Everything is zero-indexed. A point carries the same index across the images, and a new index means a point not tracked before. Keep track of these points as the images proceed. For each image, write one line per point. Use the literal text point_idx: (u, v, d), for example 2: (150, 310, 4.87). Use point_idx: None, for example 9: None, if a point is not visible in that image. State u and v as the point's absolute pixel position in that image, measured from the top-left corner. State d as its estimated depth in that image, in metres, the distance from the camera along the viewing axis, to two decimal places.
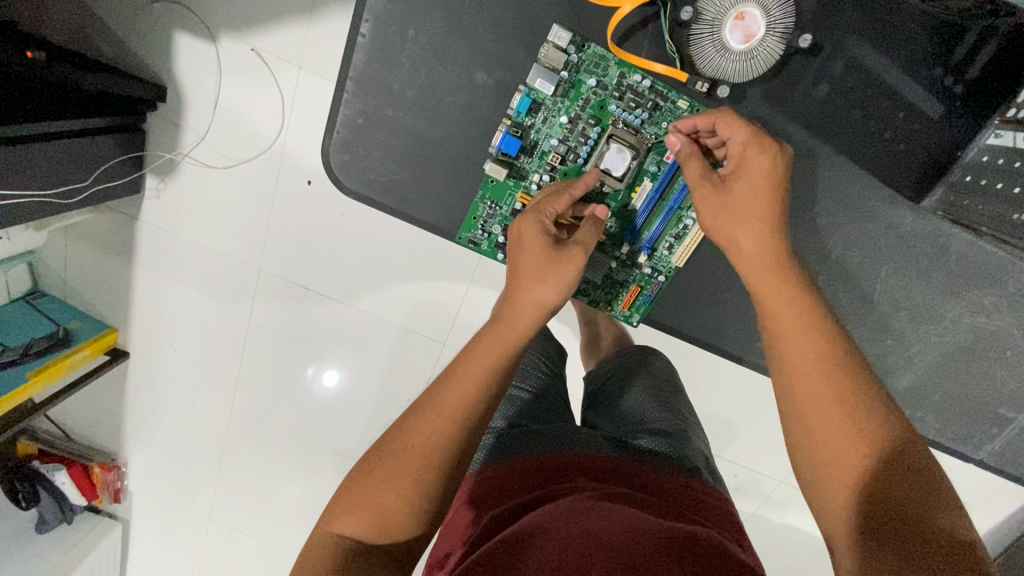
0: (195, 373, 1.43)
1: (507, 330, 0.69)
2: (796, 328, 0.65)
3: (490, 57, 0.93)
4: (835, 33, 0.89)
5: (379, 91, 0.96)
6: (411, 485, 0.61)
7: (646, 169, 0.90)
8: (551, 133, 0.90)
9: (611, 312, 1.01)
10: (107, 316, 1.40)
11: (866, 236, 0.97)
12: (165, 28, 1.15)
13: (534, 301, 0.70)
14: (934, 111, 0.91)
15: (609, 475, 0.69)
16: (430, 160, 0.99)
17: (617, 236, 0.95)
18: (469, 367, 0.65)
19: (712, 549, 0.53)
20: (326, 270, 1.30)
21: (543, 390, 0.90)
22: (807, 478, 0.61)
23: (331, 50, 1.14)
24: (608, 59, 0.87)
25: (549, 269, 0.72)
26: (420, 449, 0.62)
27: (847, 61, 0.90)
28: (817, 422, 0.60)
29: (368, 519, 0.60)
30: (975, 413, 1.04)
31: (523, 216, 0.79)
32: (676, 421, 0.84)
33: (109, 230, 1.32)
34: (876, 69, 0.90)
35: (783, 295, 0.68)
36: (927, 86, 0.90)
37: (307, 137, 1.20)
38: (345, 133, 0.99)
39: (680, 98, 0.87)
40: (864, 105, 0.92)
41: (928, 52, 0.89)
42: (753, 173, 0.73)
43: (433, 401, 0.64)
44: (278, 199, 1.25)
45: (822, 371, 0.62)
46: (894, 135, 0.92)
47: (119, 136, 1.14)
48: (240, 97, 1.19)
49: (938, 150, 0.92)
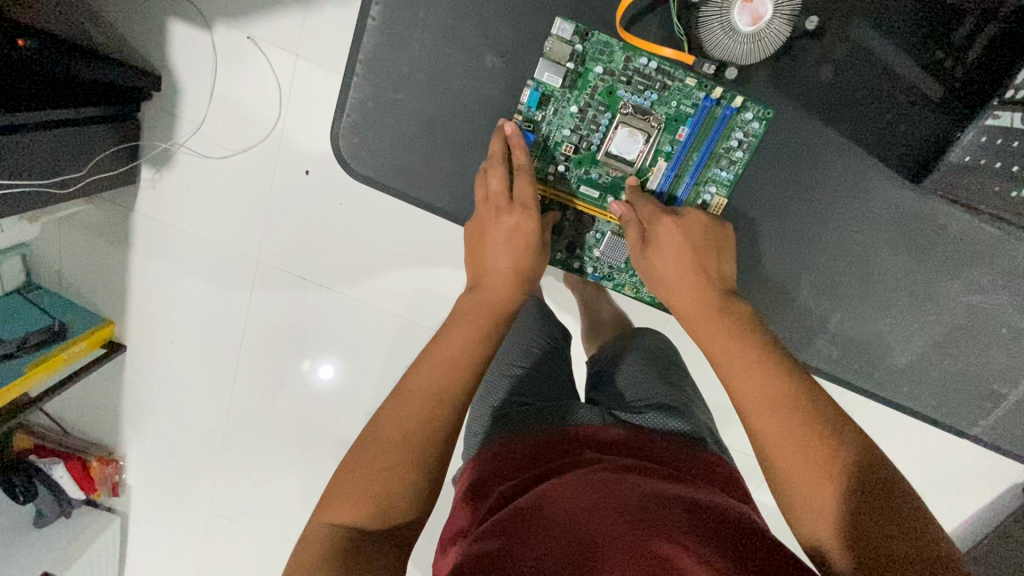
0: (194, 361, 1.42)
1: (440, 377, 0.68)
2: (732, 359, 0.72)
3: (498, 38, 0.87)
4: (838, 16, 0.85)
5: (388, 73, 0.89)
6: (404, 464, 0.63)
7: (660, 150, 0.87)
8: (563, 124, 0.87)
9: (637, 295, 0.97)
10: (105, 309, 1.40)
11: (906, 225, 0.91)
12: (159, 17, 1.15)
13: (460, 351, 0.70)
14: (934, 93, 0.87)
15: (613, 448, 0.70)
16: (438, 144, 0.93)
17: None
18: (442, 361, 0.69)
19: (744, 526, 0.55)
20: (326, 259, 1.30)
21: (542, 364, 0.89)
22: (791, 509, 0.64)
23: (330, 38, 1.13)
24: (613, 45, 0.83)
25: (522, 266, 0.79)
26: (407, 435, 0.65)
27: (849, 43, 0.86)
28: (774, 443, 0.66)
29: (367, 501, 0.61)
30: (988, 404, 0.98)
31: (486, 210, 0.81)
32: (679, 396, 0.84)
33: (103, 221, 1.31)
34: (876, 50, 0.86)
35: (719, 338, 0.74)
36: (928, 68, 0.86)
37: (307, 122, 1.19)
38: (354, 117, 0.92)
39: (688, 75, 0.83)
40: (866, 87, 0.87)
41: (931, 35, 0.85)
42: (666, 241, 0.80)
43: (413, 388, 0.67)
44: (277, 189, 1.24)
45: (764, 392, 0.68)
46: (894, 116, 0.87)
47: (112, 125, 1.13)
48: (238, 83, 1.18)
49: (937, 131, 0.87)
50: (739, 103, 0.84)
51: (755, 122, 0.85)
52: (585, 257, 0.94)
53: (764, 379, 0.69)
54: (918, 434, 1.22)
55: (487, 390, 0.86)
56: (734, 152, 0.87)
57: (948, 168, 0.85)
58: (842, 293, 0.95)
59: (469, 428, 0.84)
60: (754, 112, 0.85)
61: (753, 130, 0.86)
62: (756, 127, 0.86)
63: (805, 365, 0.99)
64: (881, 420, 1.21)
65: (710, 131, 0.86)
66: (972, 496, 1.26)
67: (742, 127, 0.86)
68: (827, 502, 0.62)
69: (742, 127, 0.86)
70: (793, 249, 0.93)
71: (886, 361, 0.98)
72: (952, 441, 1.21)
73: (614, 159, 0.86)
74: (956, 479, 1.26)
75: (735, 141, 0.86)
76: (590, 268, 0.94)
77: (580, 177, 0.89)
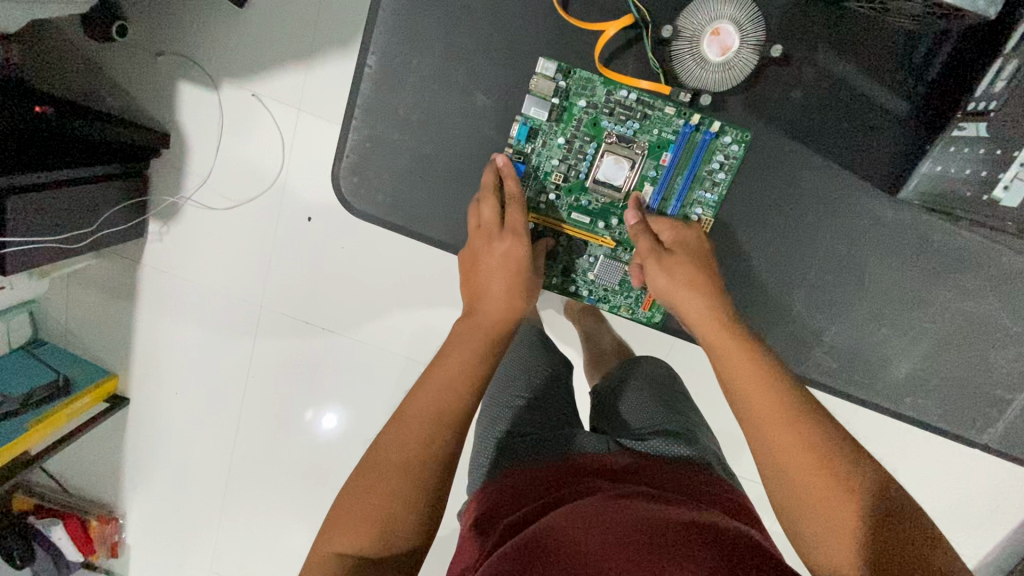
0: (197, 411, 1.41)
1: (442, 398, 0.68)
2: (749, 374, 0.71)
3: (488, 81, 0.92)
4: (803, 46, 0.89)
5: (385, 117, 0.94)
6: (406, 492, 0.62)
7: (645, 175, 0.90)
8: (551, 155, 0.91)
9: (633, 316, 0.98)
10: (108, 362, 1.41)
11: (897, 240, 0.93)
12: (170, 80, 1.21)
13: (462, 374, 0.70)
14: (900, 110, 0.90)
15: (618, 475, 0.68)
16: (435, 182, 0.96)
17: (627, 241, 0.93)
18: (442, 384, 0.69)
19: (753, 549, 0.54)
20: (328, 301, 1.31)
21: (543, 392, 0.89)
22: (807, 536, 0.64)
23: (332, 93, 1.19)
24: (594, 80, 0.88)
25: (518, 292, 0.79)
26: (408, 462, 0.64)
27: (817, 70, 0.89)
28: (792, 467, 0.65)
29: (369, 529, 0.61)
30: (1001, 418, 0.97)
31: (480, 237, 0.82)
32: (682, 421, 0.84)
33: (110, 274, 1.35)
34: (843, 74, 0.89)
35: (740, 356, 0.73)
36: (892, 87, 0.89)
37: (309, 170, 1.24)
38: (354, 158, 0.96)
39: (667, 104, 0.88)
40: (836, 109, 0.90)
41: (892, 57, 0.89)
42: (686, 256, 0.83)
43: (413, 412, 0.67)
44: (281, 235, 1.28)
45: (784, 415, 0.68)
46: (866, 134, 0.91)
47: (123, 183, 1.18)
48: (243, 137, 1.23)
49: (907, 147, 0.90)
50: (717, 127, 0.88)
51: (734, 145, 0.89)
52: (579, 281, 0.95)
53: (779, 398, 0.69)
54: (936, 452, 1.20)
55: (491, 420, 0.86)
56: (716, 174, 0.91)
57: (923, 178, 0.88)
58: (841, 308, 0.96)
59: (473, 458, 0.83)
60: (732, 135, 0.89)
61: (733, 153, 0.90)
62: (735, 150, 0.90)
63: (810, 382, 0.99)
64: (896, 438, 1.19)
65: (691, 156, 0.89)
66: (1001, 516, 1.22)
67: (721, 150, 0.90)
68: (846, 524, 0.61)
69: (722, 151, 0.90)
70: (787, 267, 0.95)
71: (887, 373, 0.97)
72: (970, 458, 1.19)
73: (601, 185, 0.89)
74: (982, 499, 1.22)
75: (716, 163, 0.90)
76: (585, 291, 0.96)
77: (571, 204, 0.92)
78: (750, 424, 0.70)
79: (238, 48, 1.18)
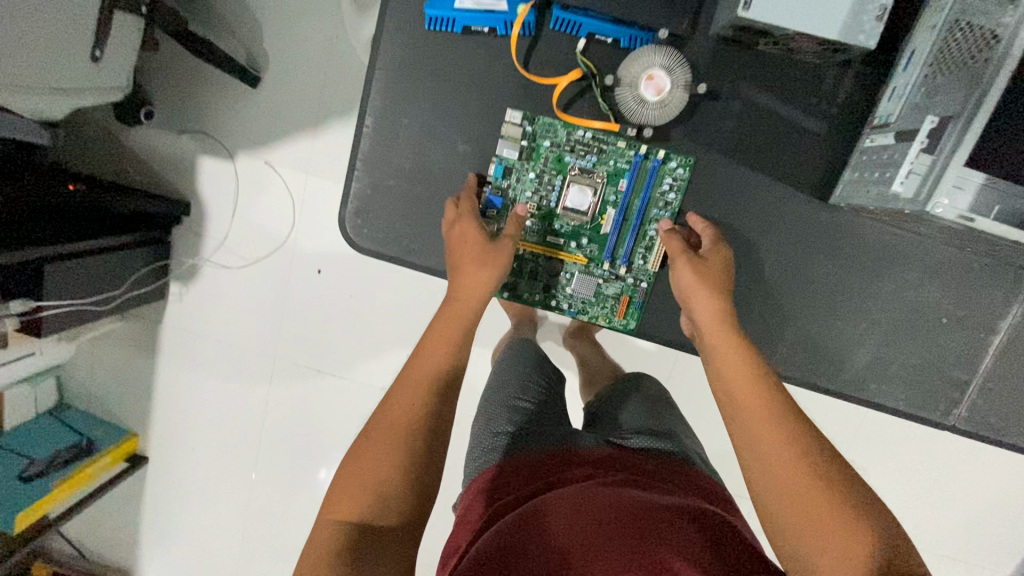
0: (214, 466, 1.46)
1: (428, 365, 0.78)
2: (748, 379, 0.77)
3: (472, 131, 1.01)
4: (727, 81, 0.96)
5: (382, 171, 1.04)
6: (405, 452, 0.69)
7: (606, 201, 0.99)
8: (524, 188, 1.00)
9: (611, 326, 1.05)
10: (129, 422, 1.48)
11: (872, 247, 0.97)
12: (191, 155, 1.35)
13: (444, 346, 0.80)
14: (818, 128, 0.96)
15: (602, 464, 0.73)
16: (430, 225, 1.05)
17: (596, 257, 1.01)
18: (430, 355, 0.79)
19: (730, 536, 0.58)
20: (337, 348, 1.38)
21: (546, 403, 0.92)
22: (783, 532, 0.66)
23: (336, 155, 1.31)
24: (556, 124, 0.98)
25: (481, 258, 0.87)
26: (404, 426, 0.71)
27: (742, 101, 0.96)
28: (775, 465, 0.69)
29: (373, 489, 0.67)
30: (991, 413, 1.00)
31: (461, 251, 0.88)
32: (666, 424, 0.88)
33: (131, 337, 1.43)
34: (765, 103, 0.96)
35: (741, 361, 0.80)
36: (808, 109, 0.96)
37: (317, 225, 1.34)
38: (358, 203, 1.05)
39: (619, 138, 0.97)
40: (761, 133, 0.97)
41: (804, 84, 0.95)
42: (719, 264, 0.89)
43: (405, 384, 0.76)
44: (292, 287, 1.37)
45: (772, 418, 0.73)
46: (791, 152, 0.97)
47: (147, 249, 1.29)
48: (257, 200, 1.35)
49: (828, 163, 0.96)
50: (662, 155, 0.96)
51: (679, 169, 0.97)
52: (559, 295, 1.03)
53: (770, 403, 0.74)
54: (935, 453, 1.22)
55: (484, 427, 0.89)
56: (667, 196, 0.98)
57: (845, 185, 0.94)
58: (827, 312, 1.00)
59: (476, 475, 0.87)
60: (677, 161, 0.97)
61: (678, 176, 0.97)
62: (681, 173, 0.97)
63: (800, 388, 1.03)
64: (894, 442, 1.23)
65: (644, 181, 0.98)
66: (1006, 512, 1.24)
67: (669, 174, 0.97)
68: (823, 522, 0.64)
69: (670, 175, 0.98)
70: (769, 278, 0.99)
71: (851, 360, 1.01)
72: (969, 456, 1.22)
73: (570, 212, 0.98)
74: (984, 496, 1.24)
75: (665, 186, 0.98)
76: (565, 304, 1.03)
77: (545, 229, 1.00)
78: (742, 422, 0.75)
79: (251, 123, 1.32)
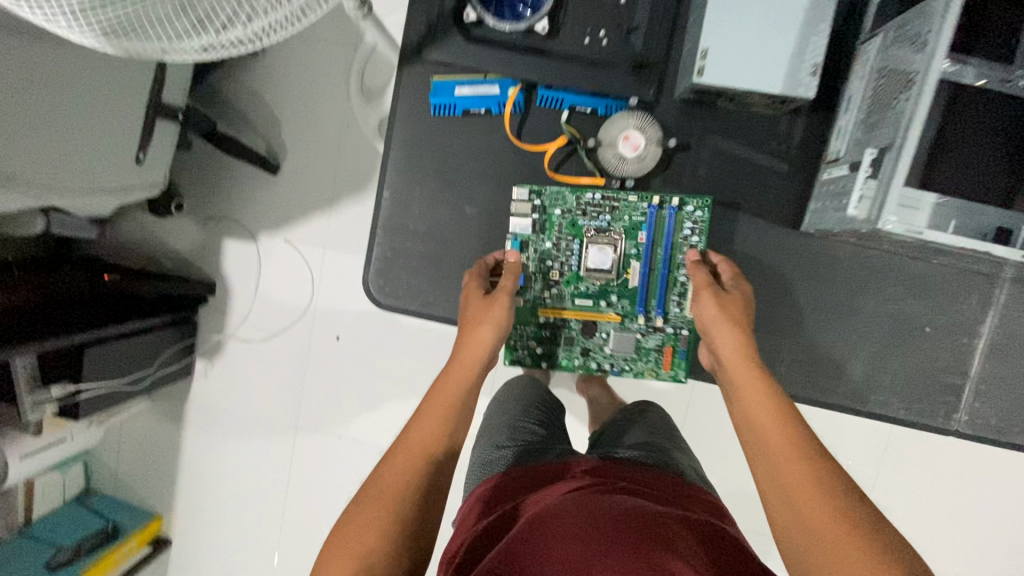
0: (238, 543, 1.47)
1: (424, 423, 0.79)
2: (759, 399, 0.80)
3: (476, 196, 1.12)
4: (695, 133, 1.06)
5: (395, 239, 1.13)
6: (397, 507, 0.71)
7: (630, 254, 1.03)
8: (545, 258, 1.05)
9: (659, 377, 1.07)
10: (153, 504, 1.49)
11: (853, 271, 1.04)
12: (217, 240, 1.46)
13: (441, 400, 0.82)
14: (782, 167, 1.05)
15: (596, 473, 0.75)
16: (442, 284, 1.13)
17: (630, 312, 1.04)
18: (429, 410, 0.81)
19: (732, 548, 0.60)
20: (357, 414, 1.43)
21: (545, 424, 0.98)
22: (799, 551, 0.67)
23: (350, 229, 1.42)
24: (564, 191, 1.04)
25: (479, 306, 0.92)
26: (399, 482, 0.73)
27: (711, 149, 1.06)
28: (786, 482, 0.72)
29: (356, 554, 0.66)
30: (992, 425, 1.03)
31: (468, 305, 0.94)
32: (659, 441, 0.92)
33: (158, 418, 1.48)
34: (732, 149, 1.06)
35: (752, 382, 0.82)
36: (771, 151, 1.05)
37: (334, 295, 1.42)
38: (379, 264, 1.13)
39: (630, 194, 1.02)
40: (732, 176, 1.06)
41: (763, 131, 1.05)
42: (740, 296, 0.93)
43: (405, 440, 0.78)
44: (312, 356, 1.43)
45: (784, 436, 0.76)
46: (762, 190, 1.05)
47: (174, 329, 1.36)
48: (278, 276, 1.44)
49: (795, 197, 1.05)
50: (677, 202, 1.02)
51: (697, 211, 1.01)
52: (599, 356, 1.06)
53: (783, 423, 0.77)
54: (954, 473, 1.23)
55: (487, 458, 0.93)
56: (692, 239, 1.03)
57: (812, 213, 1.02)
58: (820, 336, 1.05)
59: None
60: (694, 204, 1.02)
61: (699, 218, 1.02)
62: (701, 214, 1.02)
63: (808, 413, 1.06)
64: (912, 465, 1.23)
65: (664, 232, 1.02)
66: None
67: (689, 218, 1.02)
68: (837, 538, 0.65)
69: (690, 219, 1.02)
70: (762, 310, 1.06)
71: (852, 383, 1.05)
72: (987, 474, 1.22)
73: (594, 273, 1.02)
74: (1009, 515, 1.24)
75: (687, 232, 1.03)
76: (608, 364, 1.06)
77: (572, 293, 1.05)
78: (755, 442, 0.78)
79: (272, 206, 1.44)
